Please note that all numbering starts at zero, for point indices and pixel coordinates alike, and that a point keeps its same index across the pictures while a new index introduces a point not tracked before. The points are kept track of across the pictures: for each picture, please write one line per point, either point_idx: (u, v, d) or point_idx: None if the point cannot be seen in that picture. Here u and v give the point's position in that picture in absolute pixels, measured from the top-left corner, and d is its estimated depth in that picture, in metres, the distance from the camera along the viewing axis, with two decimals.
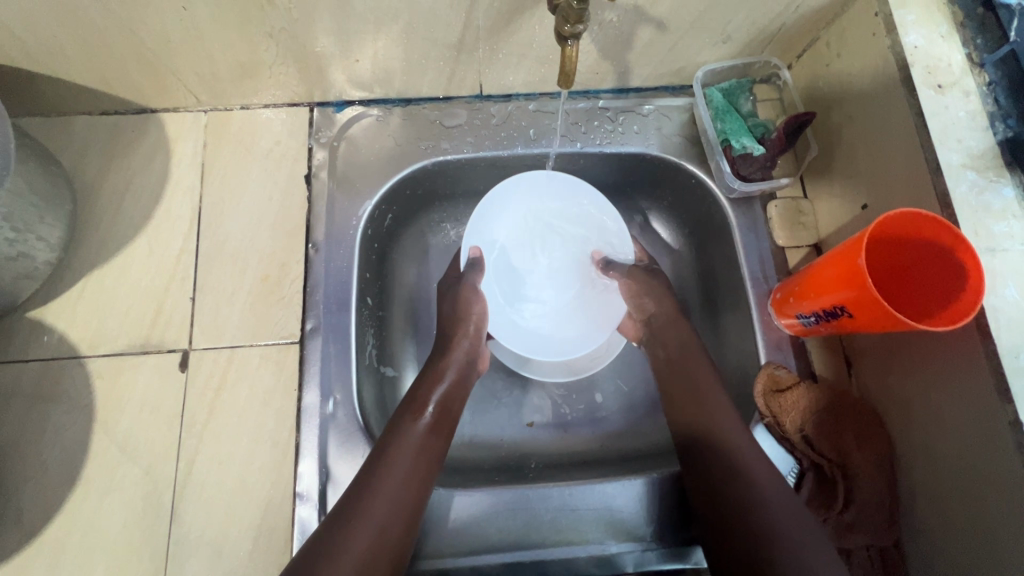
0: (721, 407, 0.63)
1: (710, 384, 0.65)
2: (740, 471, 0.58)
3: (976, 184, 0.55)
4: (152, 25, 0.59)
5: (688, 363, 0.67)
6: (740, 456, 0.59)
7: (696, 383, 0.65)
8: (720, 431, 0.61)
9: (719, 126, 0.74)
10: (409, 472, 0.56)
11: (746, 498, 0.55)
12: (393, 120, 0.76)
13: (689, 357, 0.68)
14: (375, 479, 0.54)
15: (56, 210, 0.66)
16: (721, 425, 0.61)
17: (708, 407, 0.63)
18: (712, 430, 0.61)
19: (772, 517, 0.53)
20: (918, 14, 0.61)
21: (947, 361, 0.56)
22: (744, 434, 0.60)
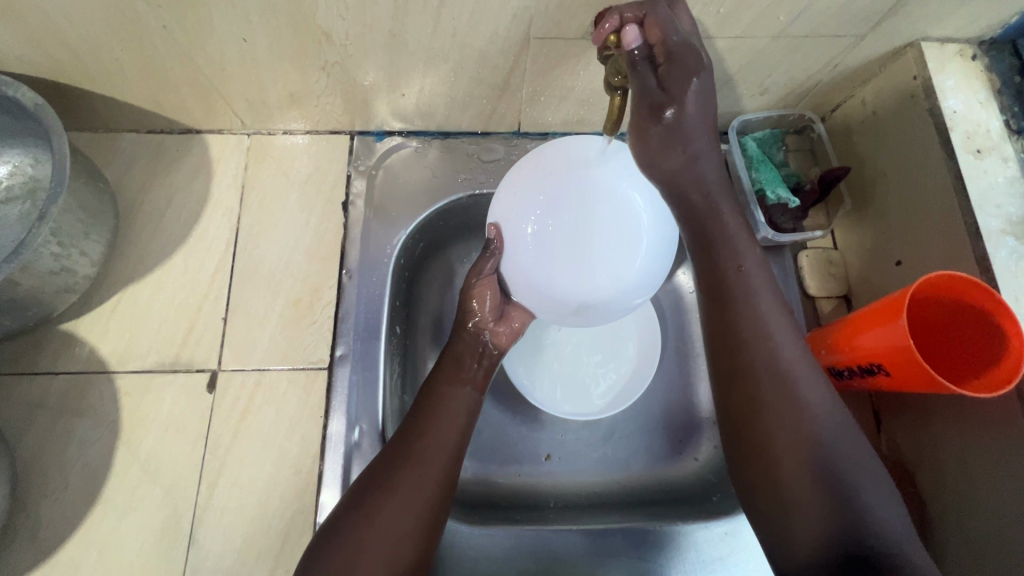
0: (777, 333, 0.53)
1: (765, 306, 0.54)
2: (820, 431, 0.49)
3: (1015, 250, 0.56)
4: (212, 53, 0.61)
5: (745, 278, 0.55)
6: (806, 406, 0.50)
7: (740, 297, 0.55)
8: (780, 367, 0.51)
9: (754, 175, 0.75)
10: (424, 476, 0.54)
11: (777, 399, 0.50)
12: (432, 152, 0.78)
13: (738, 263, 0.56)
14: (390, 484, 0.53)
15: (100, 225, 0.67)
16: (794, 370, 0.51)
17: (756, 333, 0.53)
18: (783, 371, 0.51)
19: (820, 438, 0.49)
20: (957, 79, 0.63)
21: (985, 426, 0.56)
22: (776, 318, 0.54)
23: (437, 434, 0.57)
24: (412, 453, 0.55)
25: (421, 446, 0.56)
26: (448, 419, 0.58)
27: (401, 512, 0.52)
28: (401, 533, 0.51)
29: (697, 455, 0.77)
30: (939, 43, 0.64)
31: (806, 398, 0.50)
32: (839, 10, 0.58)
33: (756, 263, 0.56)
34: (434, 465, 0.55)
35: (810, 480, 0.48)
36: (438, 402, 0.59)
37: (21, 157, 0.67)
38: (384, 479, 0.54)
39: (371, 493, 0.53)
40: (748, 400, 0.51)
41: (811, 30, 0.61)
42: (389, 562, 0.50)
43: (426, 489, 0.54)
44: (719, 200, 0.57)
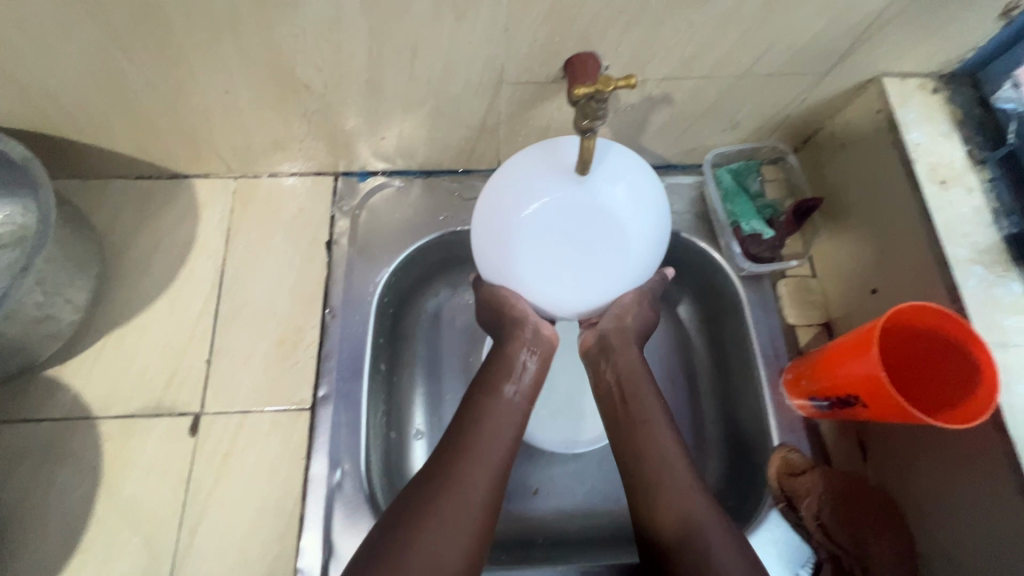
0: (670, 450, 0.59)
1: (659, 425, 0.61)
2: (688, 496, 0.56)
3: (984, 278, 0.57)
4: (197, 106, 0.63)
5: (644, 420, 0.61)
6: (693, 503, 0.56)
7: (635, 419, 0.61)
8: (665, 481, 0.57)
9: (729, 208, 0.77)
10: (474, 497, 0.53)
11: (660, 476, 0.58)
12: (414, 190, 0.79)
13: (634, 377, 0.64)
14: (435, 507, 0.52)
15: (85, 272, 0.69)
16: (668, 450, 0.59)
17: (647, 443, 0.60)
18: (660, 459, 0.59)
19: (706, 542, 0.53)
20: (919, 112, 0.65)
21: (962, 455, 0.56)
22: (663, 419, 0.61)
23: (492, 432, 0.58)
24: (466, 455, 0.56)
25: (477, 447, 0.56)
26: (489, 439, 0.57)
27: (442, 544, 0.50)
28: (467, 532, 0.52)
29: None
30: (900, 78, 0.66)
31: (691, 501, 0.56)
32: (799, 50, 0.60)
33: (643, 370, 0.64)
34: (491, 464, 0.56)
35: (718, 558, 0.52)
36: (490, 399, 0.60)
37: (11, 206, 0.69)
38: (437, 485, 0.54)
39: (426, 499, 0.53)
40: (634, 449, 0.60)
41: (774, 69, 0.63)
42: (458, 558, 0.50)
43: (491, 489, 0.55)
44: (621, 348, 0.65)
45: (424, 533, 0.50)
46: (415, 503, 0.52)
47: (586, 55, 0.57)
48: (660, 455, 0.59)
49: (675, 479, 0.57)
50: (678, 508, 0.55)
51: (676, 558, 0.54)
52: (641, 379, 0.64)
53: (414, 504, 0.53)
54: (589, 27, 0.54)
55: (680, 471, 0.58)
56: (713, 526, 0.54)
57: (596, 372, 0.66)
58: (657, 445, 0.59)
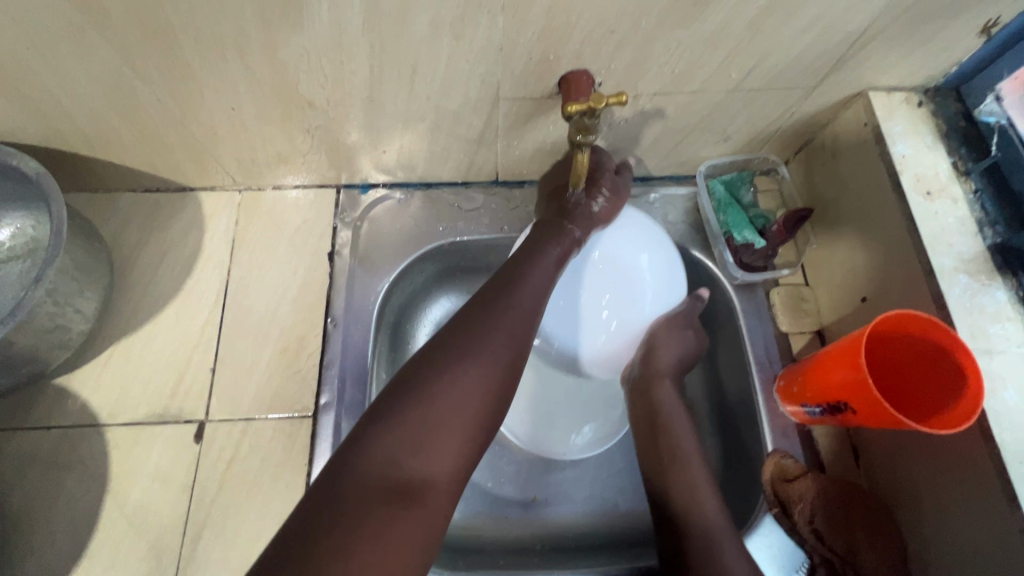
0: (688, 468, 0.65)
1: (691, 452, 0.67)
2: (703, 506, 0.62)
3: (969, 287, 0.58)
4: (204, 122, 0.66)
5: (680, 447, 0.67)
6: (706, 511, 0.62)
7: (672, 444, 0.67)
8: (698, 500, 0.63)
9: (722, 218, 0.79)
10: (506, 337, 0.50)
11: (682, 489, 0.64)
12: (414, 202, 0.81)
13: (672, 411, 0.69)
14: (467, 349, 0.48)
15: (94, 282, 0.70)
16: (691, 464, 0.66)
17: (681, 467, 0.66)
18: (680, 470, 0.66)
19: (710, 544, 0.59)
20: (905, 125, 0.66)
21: (951, 461, 0.57)
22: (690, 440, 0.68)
23: (515, 308, 0.52)
24: (485, 331, 0.49)
25: (495, 322, 0.50)
26: (526, 293, 0.54)
27: (474, 387, 0.46)
28: (481, 408, 0.46)
29: None
30: (886, 92, 0.68)
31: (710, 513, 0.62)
32: (786, 66, 0.62)
33: (678, 407, 0.70)
34: (514, 344, 0.50)
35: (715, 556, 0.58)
36: (515, 278, 0.55)
37: (23, 219, 0.71)
38: (453, 357, 0.47)
39: (441, 368, 0.46)
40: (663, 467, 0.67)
41: (762, 84, 0.65)
42: (470, 437, 0.45)
43: (512, 365, 0.49)
44: (660, 388, 0.69)
45: (434, 410, 0.44)
46: (424, 372, 0.46)
47: (581, 73, 0.59)
48: (682, 473, 0.65)
49: (701, 495, 0.63)
50: (696, 518, 0.62)
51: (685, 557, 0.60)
52: (676, 411, 0.69)
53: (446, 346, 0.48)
54: (582, 46, 0.56)
55: (705, 492, 0.64)
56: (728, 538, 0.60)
57: (636, 400, 0.71)
58: (681, 460, 0.66)
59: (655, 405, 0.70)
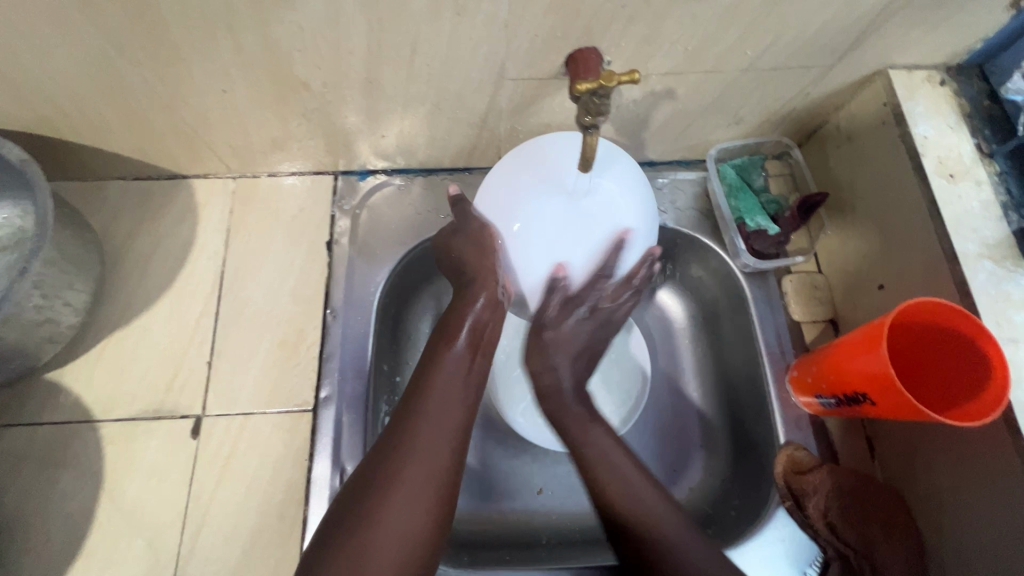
0: (619, 463, 0.61)
1: (613, 451, 0.62)
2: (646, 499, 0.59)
3: (994, 273, 0.56)
4: (194, 105, 0.63)
5: (591, 452, 0.62)
6: (655, 511, 0.58)
7: (587, 452, 0.62)
8: (618, 488, 0.59)
9: (733, 203, 0.76)
10: (430, 454, 0.53)
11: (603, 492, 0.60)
12: (414, 188, 0.79)
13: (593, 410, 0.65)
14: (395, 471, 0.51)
15: (84, 274, 0.68)
16: (630, 476, 0.60)
17: (599, 463, 0.61)
18: (610, 469, 0.61)
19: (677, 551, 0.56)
20: (927, 105, 0.64)
21: (975, 453, 0.55)
22: (607, 441, 0.63)
23: (430, 421, 0.54)
24: (399, 452, 0.52)
25: (411, 442, 0.53)
26: (440, 401, 0.56)
27: (400, 513, 0.49)
28: (409, 535, 0.49)
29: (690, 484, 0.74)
30: (907, 70, 0.65)
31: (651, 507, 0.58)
32: (804, 43, 0.59)
33: (596, 419, 0.65)
34: (432, 462, 0.53)
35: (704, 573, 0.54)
36: (427, 387, 0.57)
37: (8, 208, 0.68)
38: (376, 484, 0.51)
39: (366, 501, 0.50)
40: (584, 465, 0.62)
41: (778, 62, 0.62)
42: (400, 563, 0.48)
43: (431, 478, 0.52)
44: (586, 388, 0.66)
45: (363, 549, 0.47)
46: (349, 519, 0.49)
47: (588, 51, 0.56)
48: (602, 462, 0.61)
49: (639, 493, 0.59)
50: (646, 521, 0.57)
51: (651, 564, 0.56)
52: (599, 433, 0.63)
53: (372, 469, 0.52)
54: (592, 21, 0.53)
55: (639, 481, 0.60)
56: (676, 524, 0.58)
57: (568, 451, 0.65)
58: (590, 464, 0.62)
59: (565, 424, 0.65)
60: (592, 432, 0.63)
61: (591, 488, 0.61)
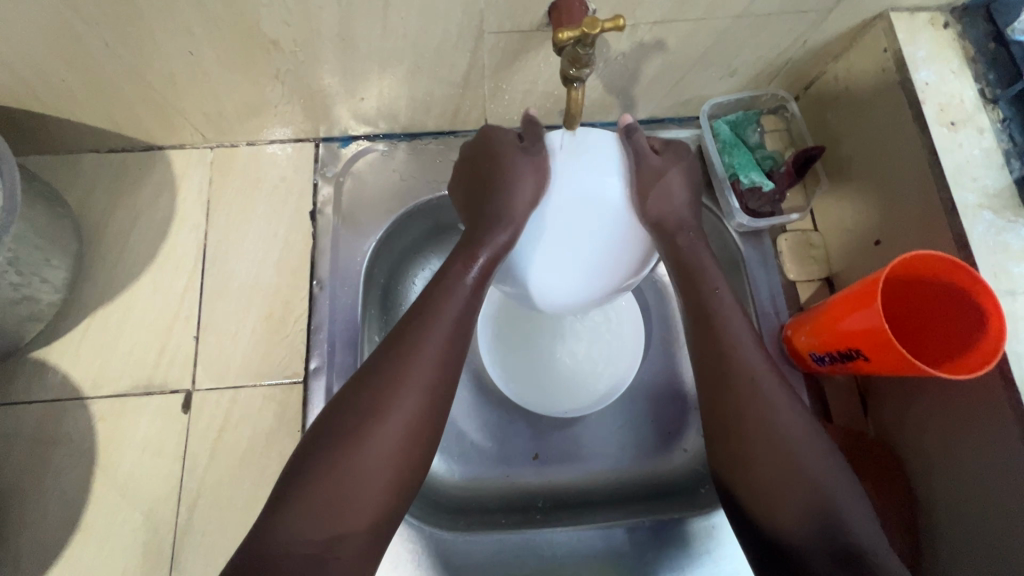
0: (746, 347, 0.54)
1: (774, 390, 0.52)
2: (771, 397, 0.52)
3: (993, 224, 0.54)
4: (160, 69, 0.60)
5: (763, 394, 0.52)
6: (786, 424, 0.51)
7: (767, 392, 0.52)
8: (777, 437, 0.50)
9: (727, 160, 0.73)
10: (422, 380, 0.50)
11: (733, 369, 0.53)
12: (398, 154, 0.76)
13: (711, 279, 0.56)
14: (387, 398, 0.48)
15: (61, 251, 0.67)
16: (751, 368, 0.53)
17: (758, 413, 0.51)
18: (738, 364, 0.53)
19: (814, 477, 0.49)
20: (929, 49, 0.61)
21: (969, 405, 0.54)
22: (739, 325, 0.55)
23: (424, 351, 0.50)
24: (397, 381, 0.49)
25: (408, 372, 0.49)
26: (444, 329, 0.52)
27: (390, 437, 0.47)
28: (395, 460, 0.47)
29: (686, 447, 0.75)
30: (909, 12, 0.62)
31: (819, 474, 0.49)
32: None
33: (736, 310, 0.56)
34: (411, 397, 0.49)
35: (841, 491, 0.49)
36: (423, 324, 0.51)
37: None
38: (373, 403, 0.48)
39: (354, 420, 0.48)
40: (725, 367, 0.53)
41: (773, 7, 0.59)
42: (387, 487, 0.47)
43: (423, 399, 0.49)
44: (710, 268, 0.57)
45: (351, 465, 0.46)
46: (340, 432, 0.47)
47: None
48: (731, 338, 0.54)
49: (779, 423, 0.51)
50: (767, 418, 0.51)
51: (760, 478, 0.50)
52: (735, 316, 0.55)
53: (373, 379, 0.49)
54: None
55: (778, 398, 0.52)
56: (838, 484, 0.49)
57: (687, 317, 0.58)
58: (731, 346, 0.54)
59: (690, 270, 0.56)
60: (724, 314, 0.55)
61: (713, 359, 0.54)
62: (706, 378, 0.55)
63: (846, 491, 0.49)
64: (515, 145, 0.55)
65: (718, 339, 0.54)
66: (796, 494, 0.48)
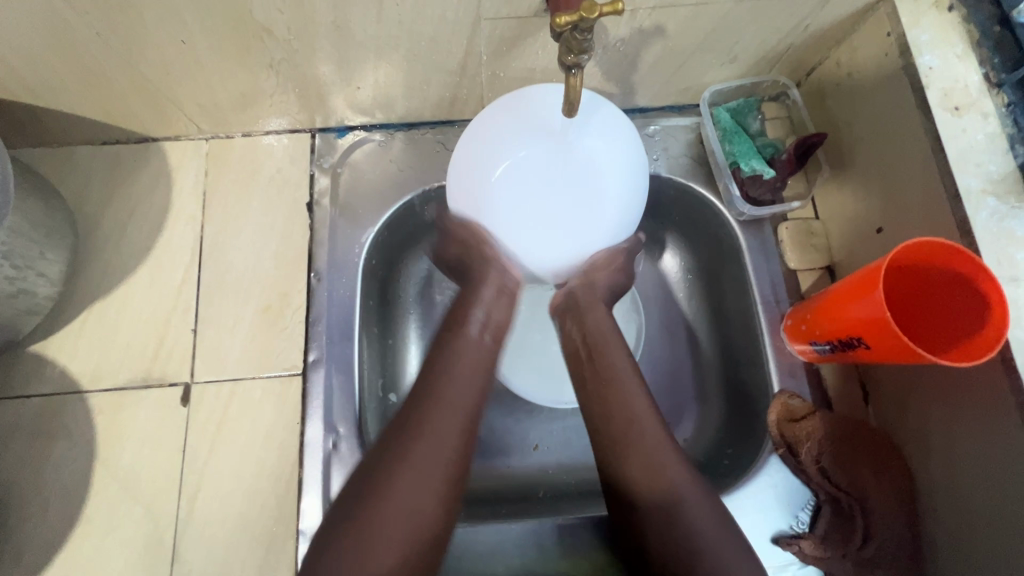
0: (631, 400, 0.57)
1: (664, 453, 0.54)
2: (659, 453, 0.54)
3: (997, 210, 0.54)
4: (151, 59, 0.59)
5: (643, 445, 0.54)
6: (668, 474, 0.53)
7: (634, 447, 0.54)
8: (660, 491, 0.52)
9: (728, 147, 0.73)
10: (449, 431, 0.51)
11: (614, 427, 0.56)
12: (395, 144, 0.75)
13: (605, 331, 0.60)
14: (413, 450, 0.50)
15: (56, 244, 0.66)
16: (633, 424, 0.55)
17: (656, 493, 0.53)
18: (628, 423, 0.55)
19: (692, 531, 0.51)
20: (933, 33, 0.59)
21: (969, 393, 0.54)
22: (631, 380, 0.58)
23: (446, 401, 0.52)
24: (423, 429, 0.51)
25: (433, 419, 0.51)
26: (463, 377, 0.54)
27: (413, 492, 0.48)
28: (419, 510, 0.48)
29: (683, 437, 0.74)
30: None
31: (720, 544, 0.50)
32: None
33: (626, 359, 0.59)
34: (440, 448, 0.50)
35: (720, 536, 0.51)
36: (444, 372, 0.54)
37: None
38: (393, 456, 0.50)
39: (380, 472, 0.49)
40: (607, 427, 0.56)
41: None
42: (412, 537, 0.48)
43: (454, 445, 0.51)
44: (612, 345, 0.60)
45: (374, 520, 0.47)
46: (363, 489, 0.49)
47: None
48: (623, 392, 0.57)
49: (660, 475, 0.53)
50: (636, 474, 0.53)
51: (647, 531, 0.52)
52: (625, 371, 0.58)
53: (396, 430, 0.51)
54: None
55: (663, 448, 0.55)
56: (711, 529, 0.51)
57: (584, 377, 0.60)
58: (625, 401, 0.57)
59: (600, 344, 0.60)
60: (609, 368, 0.58)
61: (594, 414, 0.57)
62: (596, 436, 0.57)
63: (719, 537, 0.51)
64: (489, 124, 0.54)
65: (602, 403, 0.57)
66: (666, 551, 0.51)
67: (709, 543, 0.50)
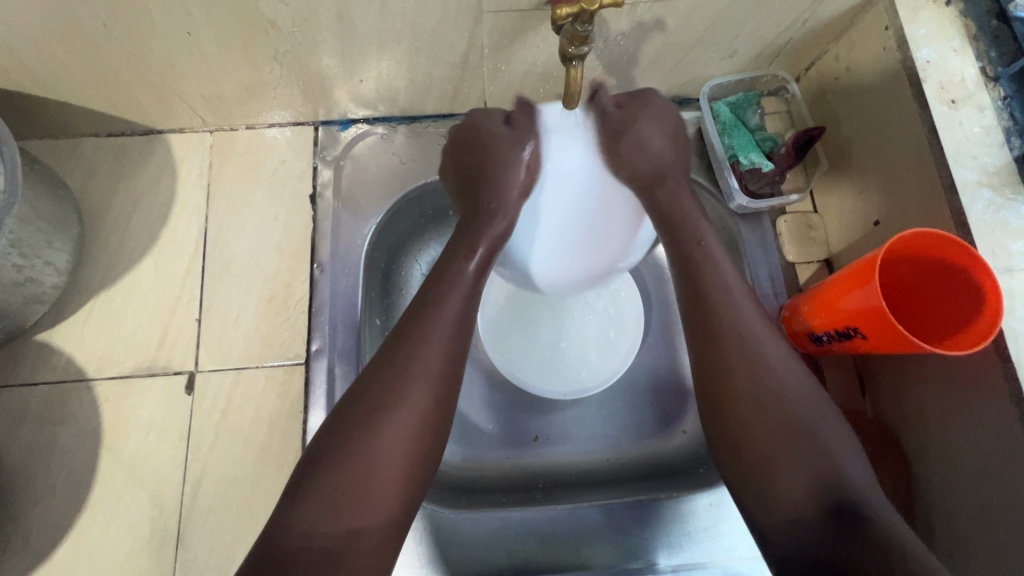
0: (737, 306, 0.54)
1: (775, 361, 0.51)
2: (767, 367, 0.51)
3: (992, 202, 0.54)
4: (157, 51, 0.60)
5: (754, 360, 0.51)
6: (779, 386, 0.50)
7: (742, 360, 0.51)
8: (779, 408, 0.49)
9: (727, 141, 0.73)
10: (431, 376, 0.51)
11: (724, 328, 0.53)
12: (398, 137, 0.76)
13: (693, 219, 0.59)
14: (397, 393, 0.49)
15: (63, 234, 0.67)
16: (749, 335, 0.52)
17: (756, 391, 0.50)
18: (744, 333, 0.52)
19: (822, 448, 0.47)
20: (931, 27, 0.60)
21: (964, 382, 0.55)
22: (733, 284, 0.55)
23: (432, 341, 0.52)
24: (408, 366, 0.50)
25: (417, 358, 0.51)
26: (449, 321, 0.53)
27: (394, 440, 0.48)
28: (401, 459, 0.48)
29: (684, 428, 0.76)
30: None
31: (844, 460, 0.47)
32: None
33: (730, 265, 0.57)
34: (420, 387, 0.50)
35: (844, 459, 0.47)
36: (432, 321, 0.53)
37: None
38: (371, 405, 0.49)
39: (362, 415, 0.48)
40: (710, 333, 0.53)
41: None
42: (393, 489, 0.47)
43: (431, 409, 0.50)
44: (699, 218, 0.59)
45: (350, 463, 0.46)
46: (341, 435, 0.48)
47: None
48: (725, 300, 0.54)
49: (778, 391, 0.50)
50: (759, 387, 0.50)
51: (770, 459, 0.48)
52: (727, 276, 0.56)
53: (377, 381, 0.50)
54: None
55: (772, 360, 0.52)
56: (835, 445, 0.47)
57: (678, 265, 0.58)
58: (725, 307, 0.54)
59: (678, 224, 0.58)
60: (712, 276, 0.56)
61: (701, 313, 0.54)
62: (694, 344, 0.55)
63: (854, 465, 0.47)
64: (508, 135, 0.58)
65: (708, 306, 0.54)
66: (792, 471, 0.47)
67: (828, 466, 0.46)
